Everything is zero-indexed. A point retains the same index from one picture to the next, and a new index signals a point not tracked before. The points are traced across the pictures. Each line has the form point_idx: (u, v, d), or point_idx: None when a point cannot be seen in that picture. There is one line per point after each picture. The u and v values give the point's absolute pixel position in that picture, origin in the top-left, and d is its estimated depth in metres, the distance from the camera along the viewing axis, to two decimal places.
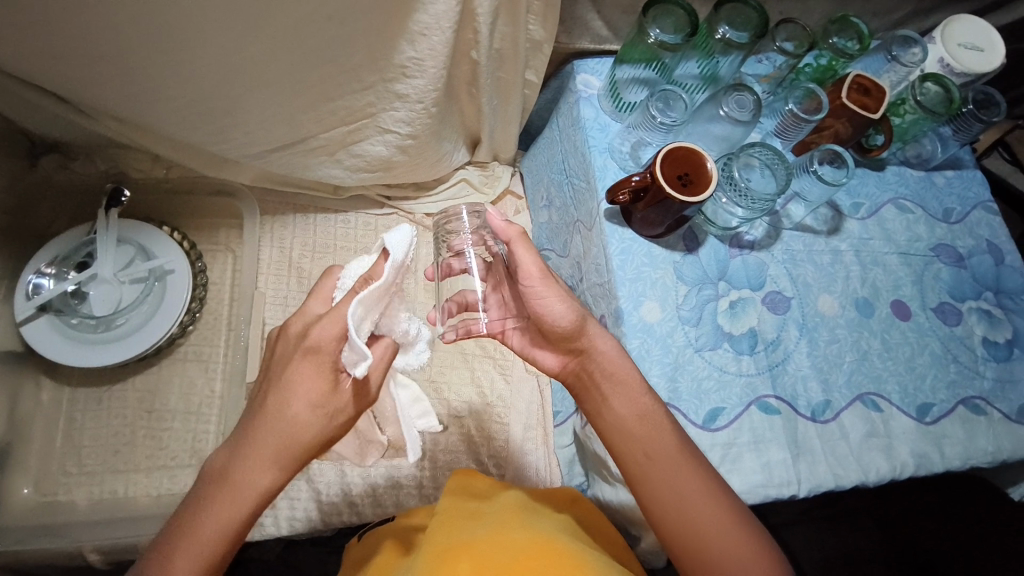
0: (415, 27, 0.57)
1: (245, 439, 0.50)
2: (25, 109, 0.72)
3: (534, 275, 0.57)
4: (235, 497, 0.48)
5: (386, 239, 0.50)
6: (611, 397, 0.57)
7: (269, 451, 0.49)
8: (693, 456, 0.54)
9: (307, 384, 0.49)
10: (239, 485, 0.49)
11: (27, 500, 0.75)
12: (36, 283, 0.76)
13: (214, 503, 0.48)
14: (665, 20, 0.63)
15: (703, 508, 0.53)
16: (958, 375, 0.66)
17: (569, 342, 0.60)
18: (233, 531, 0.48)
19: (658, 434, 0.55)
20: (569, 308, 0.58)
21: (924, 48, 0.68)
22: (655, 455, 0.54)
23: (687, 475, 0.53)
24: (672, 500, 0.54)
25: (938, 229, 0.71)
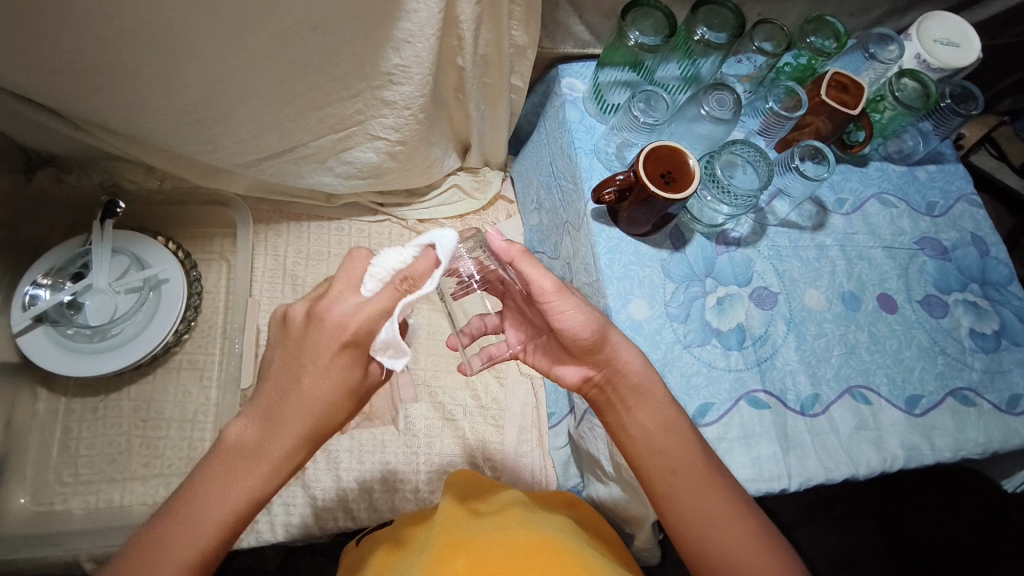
0: (399, 34, 0.59)
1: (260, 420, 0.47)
2: (21, 123, 0.73)
3: (550, 290, 0.53)
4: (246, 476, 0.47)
5: (436, 241, 0.44)
6: (634, 409, 0.56)
7: (291, 430, 0.47)
8: (716, 470, 0.55)
9: (334, 369, 0.46)
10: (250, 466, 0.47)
11: (24, 510, 0.75)
12: (33, 294, 0.77)
13: (225, 487, 0.46)
14: (644, 23, 0.64)
15: (726, 522, 0.54)
16: (946, 367, 0.66)
17: (592, 354, 0.56)
18: (241, 512, 0.47)
19: (684, 448, 0.55)
20: (591, 319, 0.54)
21: (901, 45, 0.70)
22: (682, 470, 0.55)
23: (713, 490, 0.54)
24: (694, 513, 0.54)
25: (922, 222, 0.72)
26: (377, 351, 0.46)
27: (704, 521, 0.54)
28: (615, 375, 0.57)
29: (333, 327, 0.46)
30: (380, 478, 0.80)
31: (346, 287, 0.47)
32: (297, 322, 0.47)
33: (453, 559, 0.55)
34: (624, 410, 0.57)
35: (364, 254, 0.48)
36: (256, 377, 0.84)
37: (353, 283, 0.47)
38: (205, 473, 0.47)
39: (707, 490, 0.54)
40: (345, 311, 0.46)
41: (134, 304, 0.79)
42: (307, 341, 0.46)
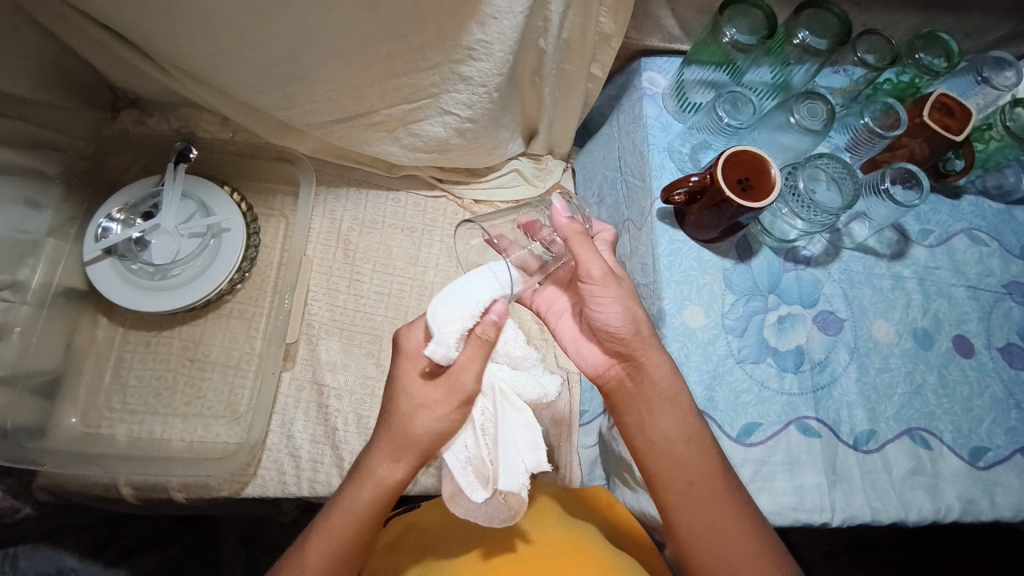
0: (487, 9, 0.58)
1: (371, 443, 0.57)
2: (112, 61, 0.76)
3: (599, 273, 0.54)
4: (359, 497, 0.56)
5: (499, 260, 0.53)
6: (657, 414, 0.56)
7: (389, 448, 0.55)
8: (736, 487, 0.54)
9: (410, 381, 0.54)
10: (366, 480, 0.56)
11: (73, 429, 0.79)
12: (105, 227, 0.80)
13: (352, 507, 0.56)
14: (741, 20, 0.62)
15: (743, 546, 0.54)
16: (1020, 423, 0.62)
17: (619, 346, 0.56)
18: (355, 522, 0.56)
19: (706, 460, 0.54)
20: (629, 311, 0.55)
21: (1018, 72, 0.64)
22: (701, 484, 0.54)
23: (729, 506, 0.54)
24: (708, 529, 0.54)
25: (1013, 265, 0.67)
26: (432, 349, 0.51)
27: (718, 538, 0.54)
28: (639, 374, 0.56)
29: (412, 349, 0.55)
30: None
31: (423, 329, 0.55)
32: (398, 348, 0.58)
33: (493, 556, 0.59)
34: (644, 411, 0.57)
35: None
36: (300, 334, 0.86)
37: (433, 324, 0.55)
38: (338, 496, 0.58)
39: (725, 506, 0.54)
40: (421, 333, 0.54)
41: (195, 249, 0.82)
42: (402, 368, 0.55)
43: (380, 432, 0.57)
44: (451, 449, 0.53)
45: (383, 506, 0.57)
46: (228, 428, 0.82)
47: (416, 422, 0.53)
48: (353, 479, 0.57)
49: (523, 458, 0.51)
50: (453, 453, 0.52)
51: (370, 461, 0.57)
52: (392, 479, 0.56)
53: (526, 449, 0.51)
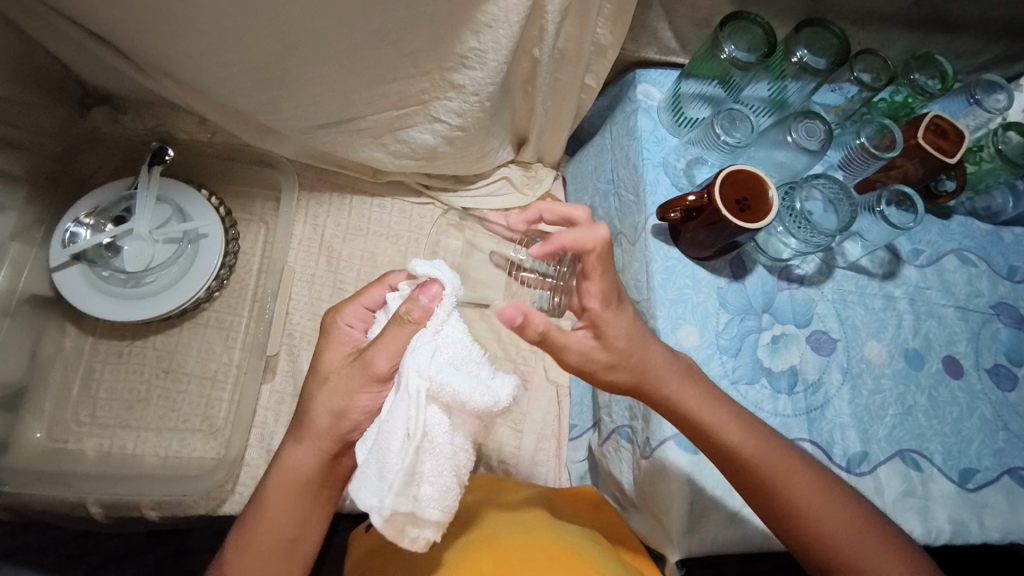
0: (483, 17, 0.56)
1: (289, 435, 0.56)
2: (84, 57, 0.72)
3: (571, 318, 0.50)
4: (268, 486, 0.55)
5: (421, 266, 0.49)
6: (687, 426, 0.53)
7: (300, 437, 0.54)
8: (792, 462, 0.53)
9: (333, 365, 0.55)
10: (276, 471, 0.55)
11: (37, 445, 0.75)
12: (74, 232, 0.76)
13: (265, 503, 0.55)
14: (741, 37, 0.61)
15: (829, 509, 0.52)
16: (1006, 445, 0.62)
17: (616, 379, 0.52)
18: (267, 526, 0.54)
19: (753, 453, 0.52)
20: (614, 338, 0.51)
21: (1010, 95, 0.66)
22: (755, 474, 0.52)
23: (794, 480, 0.52)
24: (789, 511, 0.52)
25: (1001, 287, 0.68)
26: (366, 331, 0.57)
27: (805, 513, 0.52)
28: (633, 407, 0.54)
29: (330, 326, 0.58)
30: None
31: (358, 315, 0.58)
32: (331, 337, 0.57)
33: (477, 557, 0.58)
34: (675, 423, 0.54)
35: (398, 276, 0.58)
36: (281, 345, 0.82)
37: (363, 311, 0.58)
38: (254, 495, 0.56)
39: (790, 481, 0.52)
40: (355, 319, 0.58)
41: (171, 255, 0.78)
42: (321, 346, 0.58)
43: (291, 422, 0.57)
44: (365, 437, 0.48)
45: (299, 496, 0.55)
46: (204, 443, 0.79)
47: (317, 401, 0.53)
48: (267, 473, 0.56)
49: (391, 480, 0.41)
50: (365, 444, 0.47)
51: (281, 454, 0.56)
52: (294, 465, 0.54)
53: (402, 474, 0.41)
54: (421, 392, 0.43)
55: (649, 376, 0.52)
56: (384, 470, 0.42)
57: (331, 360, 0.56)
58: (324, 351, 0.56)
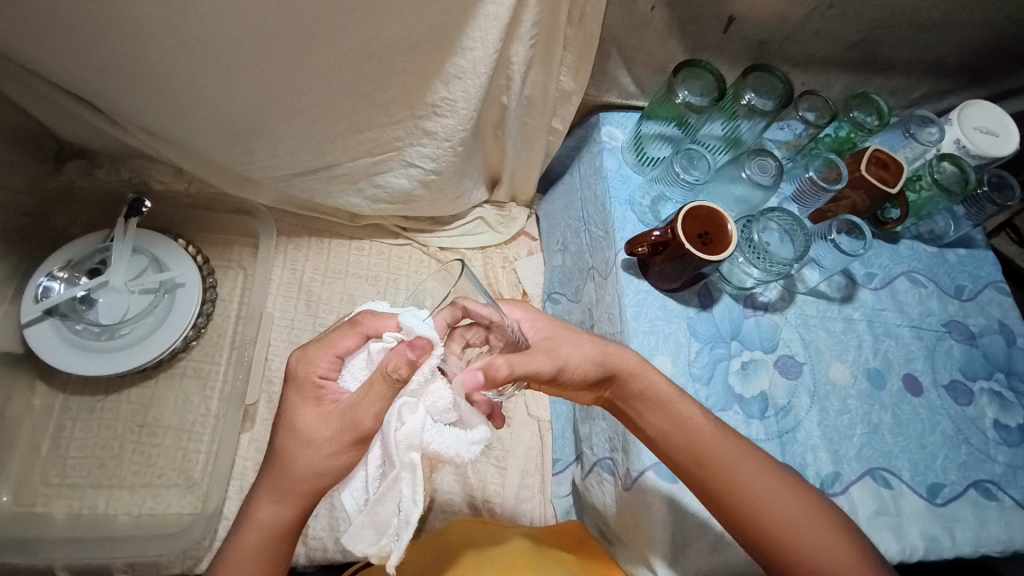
0: (451, 70, 0.59)
1: (260, 487, 0.53)
2: (59, 114, 0.74)
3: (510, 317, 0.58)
4: (244, 544, 0.51)
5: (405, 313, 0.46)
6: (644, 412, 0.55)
7: (276, 488, 0.51)
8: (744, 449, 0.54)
9: (307, 416, 0.51)
10: (247, 527, 0.52)
11: (3, 510, 0.72)
12: (46, 287, 0.76)
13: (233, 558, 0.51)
14: (694, 83, 0.66)
15: (776, 491, 0.53)
16: (969, 457, 0.65)
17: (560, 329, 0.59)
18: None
19: (703, 433, 0.54)
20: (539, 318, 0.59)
21: (941, 129, 0.71)
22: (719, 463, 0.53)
23: (753, 469, 0.53)
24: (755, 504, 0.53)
25: (950, 305, 0.72)
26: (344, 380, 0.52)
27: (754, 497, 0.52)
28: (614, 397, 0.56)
29: (300, 376, 0.52)
30: None
31: (331, 365, 0.52)
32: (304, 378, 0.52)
33: None
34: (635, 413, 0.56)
35: (369, 319, 0.53)
36: (260, 393, 0.82)
37: (335, 359, 0.53)
38: (221, 551, 0.52)
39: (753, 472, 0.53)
40: (329, 369, 0.53)
41: (146, 306, 0.78)
42: (290, 397, 0.53)
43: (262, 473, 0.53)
44: (349, 488, 0.49)
45: (273, 552, 0.52)
46: (180, 498, 0.77)
47: (297, 457, 0.50)
48: (237, 526, 0.53)
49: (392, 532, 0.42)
50: (349, 494, 0.48)
51: (251, 507, 0.53)
52: (273, 520, 0.51)
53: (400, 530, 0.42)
54: (415, 462, 0.42)
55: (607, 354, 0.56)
56: (380, 524, 0.42)
57: (307, 414, 0.51)
58: (297, 407, 0.51)
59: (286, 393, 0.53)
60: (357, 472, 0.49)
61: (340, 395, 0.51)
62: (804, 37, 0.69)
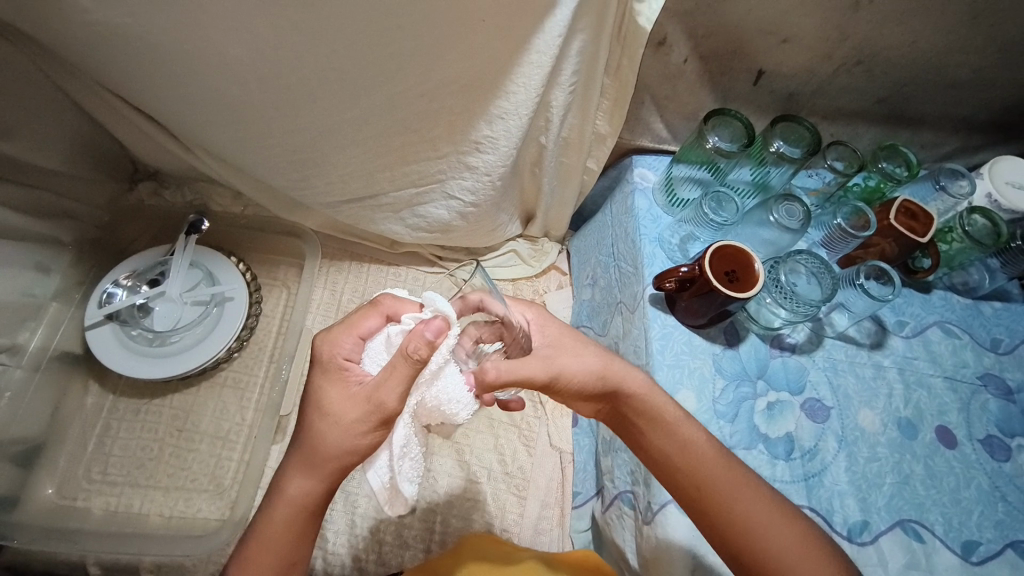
0: (496, 110, 0.64)
1: (289, 460, 0.53)
2: (140, 139, 0.82)
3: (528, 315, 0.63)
4: (273, 521, 0.52)
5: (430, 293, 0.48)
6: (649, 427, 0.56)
7: (305, 460, 0.52)
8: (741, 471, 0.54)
9: (334, 394, 0.51)
10: (278, 501, 0.53)
11: (47, 501, 0.76)
12: (111, 292, 0.82)
13: (266, 529, 0.53)
14: (724, 130, 0.69)
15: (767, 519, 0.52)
16: (1007, 516, 0.62)
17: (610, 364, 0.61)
18: (282, 549, 0.53)
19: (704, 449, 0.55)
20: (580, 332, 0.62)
21: (972, 182, 0.72)
22: (711, 483, 0.53)
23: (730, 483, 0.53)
24: (741, 520, 0.51)
25: (985, 358, 0.71)
26: (367, 362, 0.52)
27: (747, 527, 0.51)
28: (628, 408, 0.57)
29: (324, 359, 0.53)
30: (395, 531, 0.78)
31: (353, 346, 0.53)
32: (332, 359, 0.52)
33: None
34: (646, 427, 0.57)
35: (387, 301, 0.54)
36: (293, 406, 0.85)
37: (358, 341, 0.53)
38: (255, 519, 0.54)
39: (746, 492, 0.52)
40: (350, 349, 0.53)
41: (196, 317, 0.82)
42: (315, 380, 0.53)
43: (290, 449, 0.54)
44: (375, 467, 0.51)
45: (305, 524, 0.54)
46: (210, 503, 0.79)
47: (326, 436, 0.51)
48: (266, 499, 0.54)
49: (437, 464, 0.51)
50: (376, 474, 0.51)
51: (282, 479, 0.54)
52: (301, 495, 0.52)
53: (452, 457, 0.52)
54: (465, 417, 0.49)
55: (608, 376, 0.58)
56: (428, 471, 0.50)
57: (335, 396, 0.51)
58: (324, 388, 0.52)
59: (312, 379, 0.53)
60: (381, 451, 0.51)
61: (363, 377, 0.51)
62: (832, 91, 0.72)
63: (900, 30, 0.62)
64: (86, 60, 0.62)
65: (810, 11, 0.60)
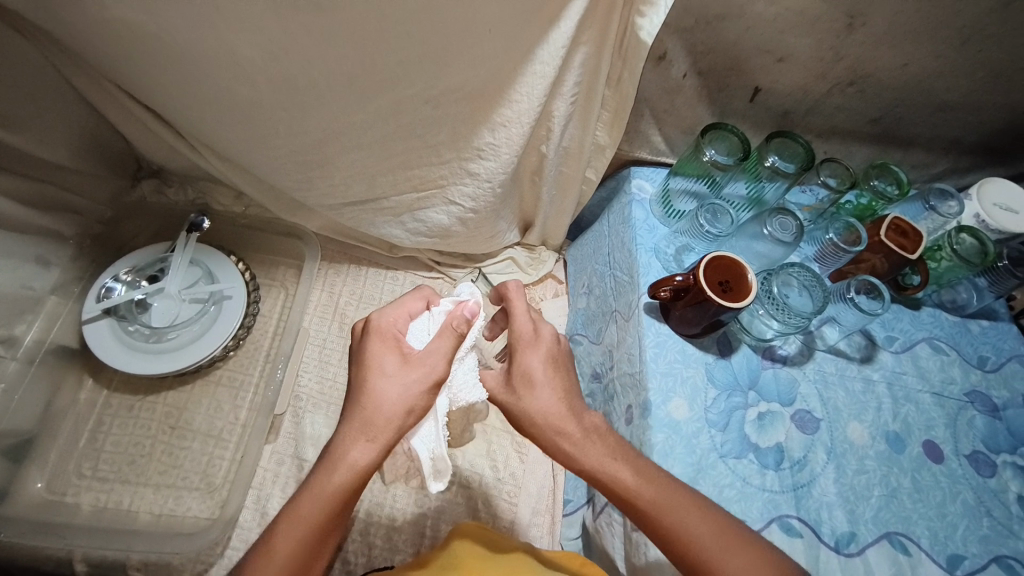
0: (498, 118, 0.65)
1: (347, 423, 0.53)
2: (145, 136, 0.83)
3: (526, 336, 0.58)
4: (330, 482, 0.51)
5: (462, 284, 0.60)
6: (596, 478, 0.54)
7: (366, 423, 0.52)
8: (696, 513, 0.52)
9: (385, 359, 0.54)
10: (338, 465, 0.51)
11: (36, 496, 0.76)
12: (109, 287, 0.82)
13: (319, 488, 0.51)
14: (720, 144, 0.70)
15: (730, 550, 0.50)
16: (992, 531, 0.63)
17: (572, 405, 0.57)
18: (330, 515, 0.50)
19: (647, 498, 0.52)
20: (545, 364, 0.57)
21: (960, 203, 0.74)
22: (658, 526, 0.51)
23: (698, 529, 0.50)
24: (694, 556, 0.50)
25: (973, 375, 0.72)
26: (414, 337, 0.57)
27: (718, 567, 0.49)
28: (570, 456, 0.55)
29: (380, 328, 0.56)
30: (384, 533, 0.78)
31: (404, 322, 0.57)
32: (384, 327, 0.56)
33: None
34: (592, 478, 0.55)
35: (426, 292, 0.60)
36: (288, 406, 0.86)
37: (405, 318, 0.58)
38: (305, 483, 0.52)
39: (690, 535, 0.50)
40: (398, 323, 0.57)
41: (194, 314, 0.83)
42: (370, 346, 0.55)
43: (350, 412, 0.53)
44: (420, 435, 0.55)
45: (354, 494, 0.52)
46: (200, 502, 0.79)
47: (386, 394, 0.52)
48: (321, 464, 0.52)
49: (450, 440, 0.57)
50: (421, 441, 0.55)
51: (340, 444, 0.52)
52: (362, 460, 0.51)
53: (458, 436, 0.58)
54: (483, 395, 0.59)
55: (553, 424, 0.55)
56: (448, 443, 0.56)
57: (393, 362, 0.54)
58: (381, 353, 0.54)
59: (364, 348, 0.55)
60: (426, 420, 0.55)
61: (414, 349, 0.56)
62: (826, 110, 0.74)
63: (892, 53, 0.64)
64: (99, 57, 0.64)
65: (806, 32, 0.62)
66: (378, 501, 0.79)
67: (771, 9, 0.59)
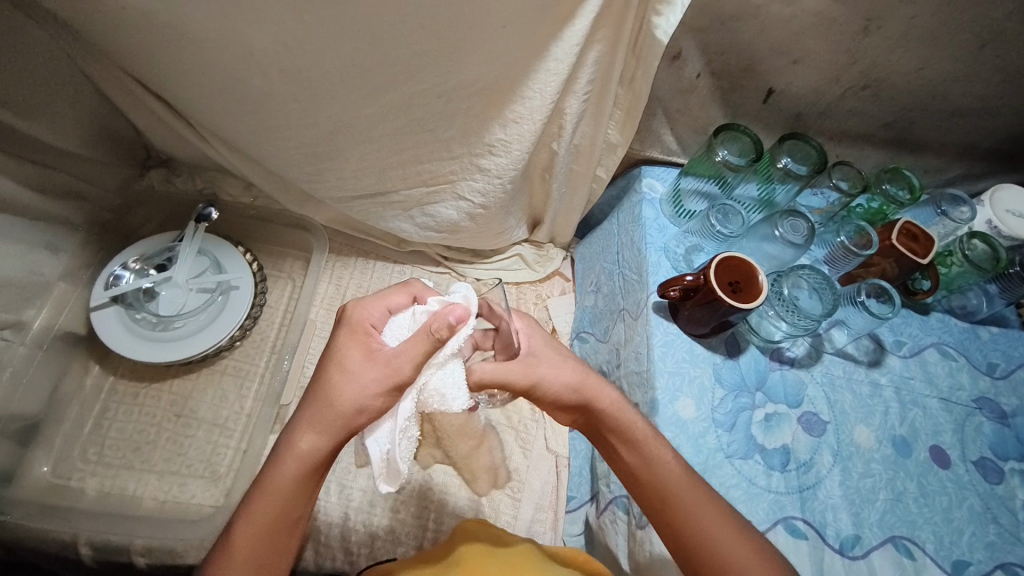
0: (510, 114, 0.65)
1: (296, 419, 0.53)
2: (156, 125, 0.83)
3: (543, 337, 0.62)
4: (280, 476, 0.51)
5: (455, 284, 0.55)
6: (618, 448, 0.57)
7: (317, 418, 0.52)
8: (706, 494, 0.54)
9: (351, 352, 0.53)
10: (286, 457, 0.52)
11: (41, 479, 0.76)
12: (117, 275, 0.82)
13: (269, 484, 0.51)
14: (733, 144, 0.70)
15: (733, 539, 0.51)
16: (998, 538, 0.63)
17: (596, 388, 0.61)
18: (284, 505, 0.51)
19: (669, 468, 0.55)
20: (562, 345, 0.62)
21: (973, 209, 0.73)
22: (672, 496, 0.53)
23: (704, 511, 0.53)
24: (692, 532, 0.52)
25: (981, 381, 0.72)
26: (391, 334, 0.55)
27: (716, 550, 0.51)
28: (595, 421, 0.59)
29: (354, 320, 0.55)
30: (387, 526, 0.78)
31: (380, 316, 0.56)
32: (357, 321, 0.55)
33: None
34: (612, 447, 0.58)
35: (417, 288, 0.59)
36: (292, 398, 0.86)
37: (384, 311, 0.57)
38: (258, 476, 0.53)
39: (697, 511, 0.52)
40: (376, 317, 0.56)
41: (201, 304, 0.83)
42: (339, 338, 0.54)
43: (305, 403, 0.53)
44: (375, 435, 0.51)
45: (310, 481, 0.52)
46: (204, 490, 0.79)
47: (339, 391, 0.51)
48: (272, 458, 0.53)
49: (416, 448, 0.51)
50: (375, 442, 0.50)
51: (289, 438, 0.53)
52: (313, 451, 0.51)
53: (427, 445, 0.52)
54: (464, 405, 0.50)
55: (584, 389, 0.59)
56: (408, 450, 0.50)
57: (356, 355, 0.52)
58: (347, 345, 0.53)
59: (335, 336, 0.55)
60: (385, 419, 0.51)
61: (383, 346, 0.53)
62: (839, 113, 0.74)
63: (908, 56, 0.63)
64: (113, 44, 0.64)
65: (822, 34, 0.61)
66: (382, 493, 0.79)
67: (788, 9, 0.59)
